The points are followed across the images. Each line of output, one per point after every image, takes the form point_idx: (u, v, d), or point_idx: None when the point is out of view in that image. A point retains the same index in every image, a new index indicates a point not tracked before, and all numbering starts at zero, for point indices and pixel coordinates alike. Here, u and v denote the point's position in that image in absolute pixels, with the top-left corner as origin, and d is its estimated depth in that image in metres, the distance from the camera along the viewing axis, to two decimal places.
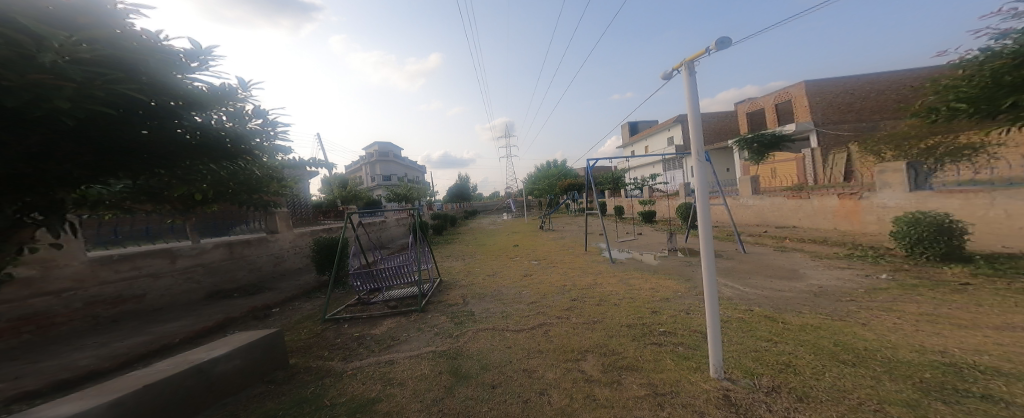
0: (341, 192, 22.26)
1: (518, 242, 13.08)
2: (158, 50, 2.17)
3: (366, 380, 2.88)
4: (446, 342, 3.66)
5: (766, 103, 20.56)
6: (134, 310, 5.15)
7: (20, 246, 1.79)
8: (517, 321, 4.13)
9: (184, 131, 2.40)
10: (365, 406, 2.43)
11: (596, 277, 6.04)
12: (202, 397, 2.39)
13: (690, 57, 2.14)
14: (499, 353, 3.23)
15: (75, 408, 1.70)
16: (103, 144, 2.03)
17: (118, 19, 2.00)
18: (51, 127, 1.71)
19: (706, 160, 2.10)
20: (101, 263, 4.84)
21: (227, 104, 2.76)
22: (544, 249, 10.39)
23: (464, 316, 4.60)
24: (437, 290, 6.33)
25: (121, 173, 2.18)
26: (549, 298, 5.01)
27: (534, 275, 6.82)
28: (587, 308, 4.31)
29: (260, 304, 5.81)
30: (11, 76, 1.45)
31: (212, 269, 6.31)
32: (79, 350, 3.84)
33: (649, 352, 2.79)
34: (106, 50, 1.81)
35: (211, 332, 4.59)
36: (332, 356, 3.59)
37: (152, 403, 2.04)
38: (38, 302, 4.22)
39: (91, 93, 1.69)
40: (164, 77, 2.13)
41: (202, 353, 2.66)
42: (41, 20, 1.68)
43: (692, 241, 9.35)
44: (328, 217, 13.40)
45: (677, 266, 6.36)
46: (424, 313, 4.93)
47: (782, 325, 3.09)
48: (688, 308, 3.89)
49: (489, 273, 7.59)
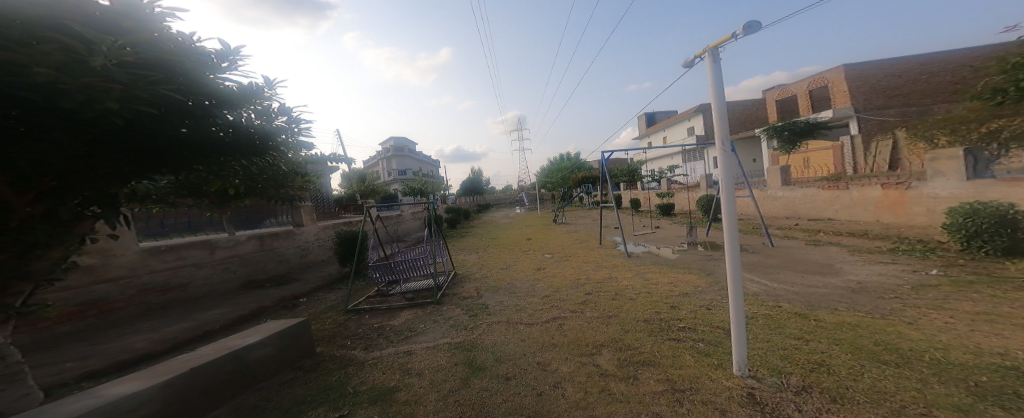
0: (360, 187, 22.98)
1: (530, 235, 13.14)
2: (193, 53, 2.24)
3: (385, 370, 2.96)
4: (461, 334, 3.72)
5: (798, 90, 19.74)
6: (181, 298, 5.45)
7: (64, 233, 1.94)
8: (531, 315, 4.15)
9: (216, 129, 2.49)
10: (384, 395, 2.50)
11: (610, 271, 5.97)
12: (238, 383, 2.50)
13: (714, 43, 2.06)
14: (514, 346, 3.26)
15: (133, 387, 1.85)
16: (145, 142, 2.14)
17: (158, 23, 2.08)
18: (98, 125, 1.80)
19: (733, 150, 2.01)
20: (151, 254, 5.12)
21: (255, 102, 2.72)
22: (557, 242, 10.40)
23: (479, 309, 4.64)
24: (452, 283, 6.43)
25: (164, 169, 2.35)
26: (563, 292, 5.01)
27: (548, 269, 6.84)
28: (601, 302, 4.29)
29: (289, 294, 6.02)
30: (69, 79, 1.53)
31: (247, 261, 6.56)
32: (136, 333, 4.10)
33: (666, 348, 2.75)
34: (146, 53, 1.89)
35: (247, 320, 4.79)
36: (353, 345, 3.70)
37: (198, 384, 2.19)
38: (99, 288, 4.52)
39: (138, 95, 1.76)
40: (200, 79, 2.21)
41: (238, 339, 2.79)
42: (89, 25, 1.75)
43: (711, 235, 9.18)
44: (348, 211, 13.77)
45: (698, 260, 6.23)
46: (439, 306, 5.01)
47: (815, 323, 2.99)
48: (709, 303, 3.81)
49: (502, 266, 7.65)
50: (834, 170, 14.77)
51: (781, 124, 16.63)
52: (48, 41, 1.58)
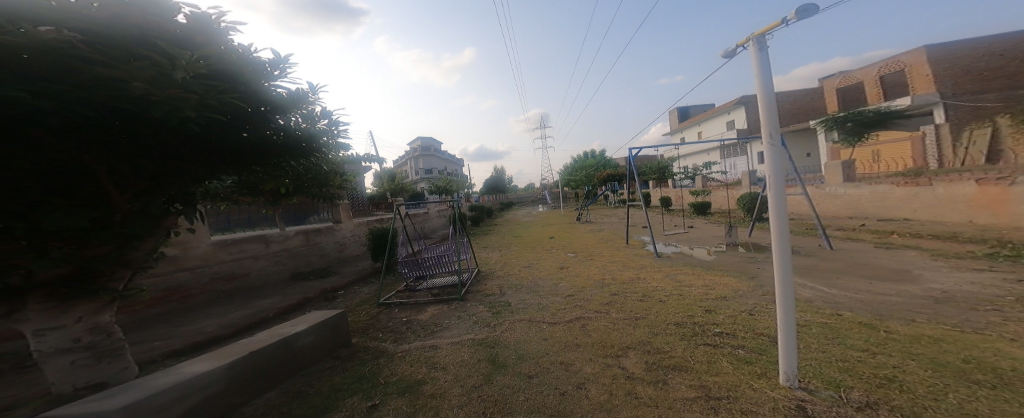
0: (390, 185, 23.79)
1: (553, 233, 13.05)
2: (253, 62, 2.47)
3: (412, 363, 3.04)
4: (484, 331, 3.74)
5: (866, 77, 18.41)
6: (243, 287, 5.92)
7: (156, 228, 2.31)
8: (554, 314, 4.11)
9: (279, 135, 2.73)
10: (411, 387, 2.57)
11: (638, 271, 5.81)
12: (287, 367, 2.71)
13: (760, 31, 1.92)
14: (536, 344, 3.24)
15: (203, 367, 2.15)
16: (214, 147, 2.40)
17: (224, 37, 2.33)
18: (179, 131, 2.04)
19: (783, 144, 1.87)
20: (219, 246, 5.64)
21: (302, 107, 2.87)
22: (581, 241, 10.26)
23: (501, 306, 4.66)
24: (475, 280, 6.52)
25: (231, 170, 2.69)
26: (587, 292, 4.92)
27: (571, 268, 6.76)
28: (628, 303, 4.17)
29: (329, 287, 6.33)
30: (157, 91, 1.78)
31: (295, 254, 7.02)
32: (207, 318, 4.53)
33: (700, 353, 2.64)
34: (216, 64, 2.12)
35: (295, 309, 5.10)
36: (384, 337, 3.83)
37: (255, 367, 2.44)
38: (179, 276, 5.04)
39: (210, 103, 1.97)
40: (259, 87, 2.42)
41: (287, 327, 2.99)
42: (171, 42, 2.02)
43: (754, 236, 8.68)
44: (379, 209, 14.31)
45: (738, 262, 5.93)
46: (463, 302, 5.07)
47: (886, 335, 2.74)
48: (751, 308, 3.61)
49: (524, 264, 7.65)
50: (913, 164, 13.23)
51: (843, 115, 15.42)
52: (141, 58, 1.86)
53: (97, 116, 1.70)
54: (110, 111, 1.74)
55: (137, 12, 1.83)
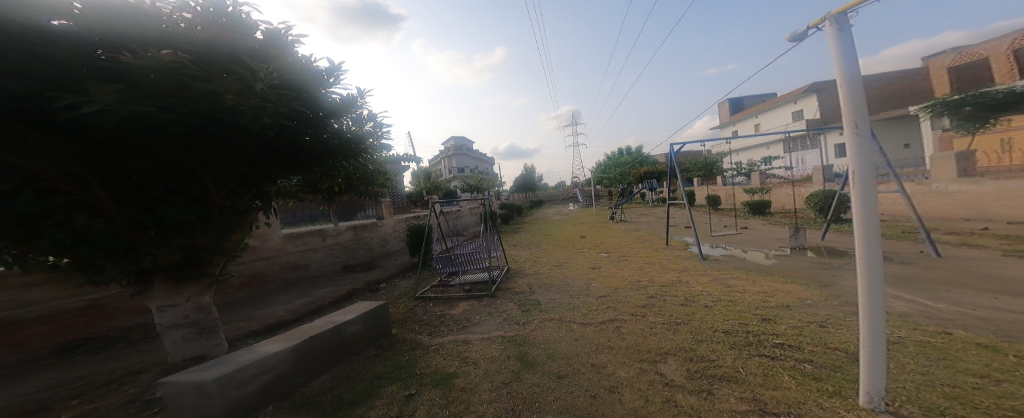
0: (427, 184, 24.69)
1: (585, 232, 12.79)
2: (315, 71, 2.71)
3: (446, 356, 3.10)
4: (513, 329, 3.74)
5: (992, 52, 14.45)
6: (304, 276, 6.52)
7: (238, 222, 2.80)
8: (585, 315, 4.01)
9: (332, 136, 2.97)
10: (445, 379, 2.64)
11: (679, 274, 5.52)
12: (340, 352, 3.00)
13: (842, 7, 1.72)
14: (566, 344, 3.18)
15: (273, 349, 2.53)
16: (283, 150, 2.82)
17: (292, 50, 2.63)
18: (257, 135, 2.37)
19: (872, 135, 1.64)
20: (289, 239, 6.28)
21: (353, 111, 3.05)
22: (615, 241, 9.97)
23: (531, 304, 4.64)
24: (505, 277, 6.55)
25: (295, 171, 3.12)
26: (621, 294, 4.76)
27: (604, 268, 6.57)
28: (667, 308, 3.98)
29: (373, 279, 6.69)
30: (243, 102, 2.07)
31: (347, 248, 7.55)
32: (275, 305, 5.06)
33: (756, 365, 2.45)
34: (286, 75, 2.38)
35: (344, 299, 5.46)
36: (420, 330, 3.96)
37: (313, 350, 2.75)
38: (258, 264, 5.69)
39: (281, 111, 2.26)
40: (318, 94, 2.67)
41: (337, 315, 3.25)
42: (253, 56, 2.34)
43: (827, 238, 7.79)
44: (417, 207, 14.92)
45: (806, 267, 5.38)
46: (493, 299, 5.12)
47: (1016, 360, 2.28)
48: (824, 320, 3.22)
49: (555, 263, 7.56)
50: None
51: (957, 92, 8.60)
52: (230, 71, 2.17)
53: (200, 124, 2.02)
54: (205, 116, 2.02)
55: (228, 33, 2.20)
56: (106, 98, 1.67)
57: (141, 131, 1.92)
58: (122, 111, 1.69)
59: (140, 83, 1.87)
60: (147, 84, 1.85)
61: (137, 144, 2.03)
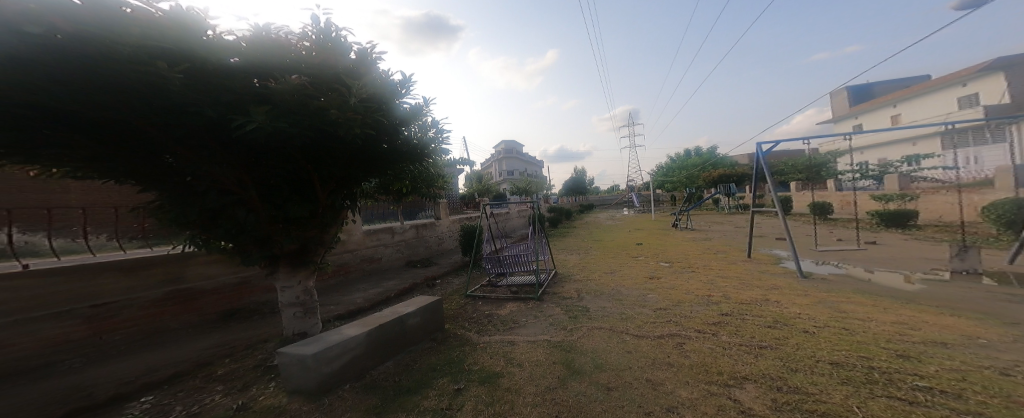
0: (478, 186, 25.40)
1: (643, 240, 11.99)
2: (394, 85, 3.22)
3: (492, 355, 3.20)
4: (559, 334, 3.63)
5: None
6: (376, 269, 7.09)
7: (330, 219, 3.53)
8: (639, 326, 3.74)
9: (403, 142, 3.49)
10: (491, 378, 2.75)
11: (767, 292, 4.83)
12: (403, 340, 3.32)
13: None
14: (618, 356, 2.99)
15: (353, 332, 2.89)
16: (365, 156, 3.39)
17: (378, 68, 3.15)
18: (348, 141, 2.95)
19: None
20: (368, 234, 6.92)
21: (421, 120, 3.53)
22: (677, 250, 9.18)
23: (579, 311, 4.43)
24: (553, 282, 6.41)
25: (374, 174, 3.70)
26: (686, 307, 4.35)
27: (664, 279, 6.08)
28: (746, 327, 3.51)
29: (429, 275, 7.04)
30: (341, 113, 2.63)
31: (409, 245, 8.08)
32: (352, 293, 5.65)
33: (874, 406, 2.02)
34: (371, 90, 2.90)
35: (404, 293, 5.84)
36: (469, 327, 4.08)
37: (383, 338, 3.08)
38: (344, 256, 6.35)
39: (366, 121, 2.79)
40: (394, 106, 3.18)
41: (401, 306, 3.59)
42: (351, 74, 2.91)
43: (1018, 263, 5.90)
44: (469, 208, 15.39)
45: (969, 297, 4.21)
46: (540, 302, 5.01)
47: None
48: (1003, 368, 2.42)
49: (607, 270, 7.23)
50: None
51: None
52: (334, 88, 2.77)
53: (312, 136, 2.72)
54: (316, 129, 2.70)
55: (333, 57, 2.77)
56: (261, 118, 2.32)
57: (277, 142, 2.69)
58: (268, 127, 2.36)
59: (278, 103, 2.53)
60: (284, 103, 2.53)
61: (271, 150, 2.91)
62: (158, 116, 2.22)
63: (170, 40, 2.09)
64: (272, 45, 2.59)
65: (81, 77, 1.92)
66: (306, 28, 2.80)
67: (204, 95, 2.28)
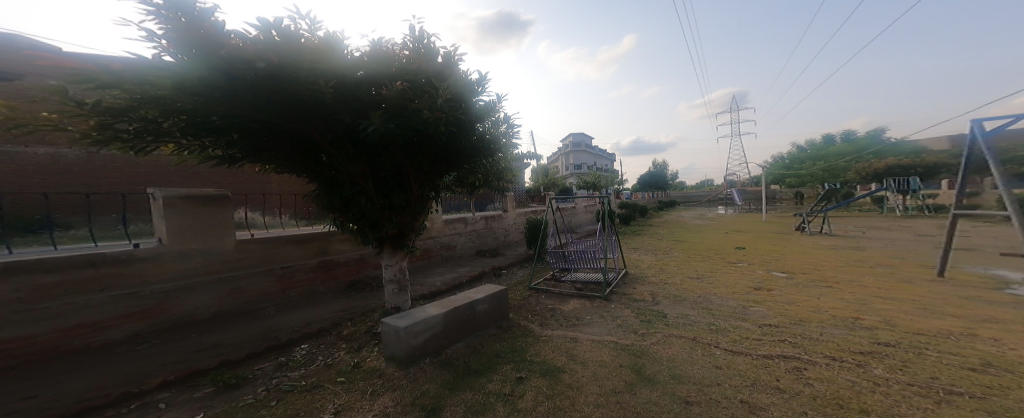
0: (544, 180, 24.92)
1: (734, 243, 10.51)
2: (473, 85, 3.42)
3: (554, 349, 3.36)
4: (630, 337, 3.58)
5: None
6: (452, 256, 7.54)
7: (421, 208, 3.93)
8: (734, 341, 3.37)
9: (478, 137, 3.73)
10: (551, 371, 2.90)
11: (961, 323, 3.68)
12: (471, 324, 3.62)
13: None
14: (701, 369, 2.80)
15: (432, 312, 3.25)
16: (446, 151, 3.69)
17: (459, 69, 3.38)
18: (432, 137, 3.27)
19: None
20: (447, 223, 7.39)
21: (492, 115, 3.70)
22: (782, 259, 7.82)
23: (653, 316, 4.21)
24: (623, 282, 6.11)
25: (452, 168, 4.00)
26: (802, 327, 3.69)
27: (769, 291, 5.24)
28: (919, 362, 2.78)
29: (496, 264, 7.35)
30: (429, 113, 2.92)
31: (480, 234, 8.44)
32: (433, 275, 6.19)
33: None
34: (454, 90, 3.13)
35: (475, 279, 6.23)
36: (533, 319, 4.27)
37: (454, 321, 3.40)
38: (427, 243, 6.88)
39: (449, 119, 3.05)
40: (472, 105, 3.40)
41: (471, 293, 3.90)
42: (437, 76, 3.19)
43: None
44: (534, 201, 15.31)
45: None
46: (607, 302, 4.91)
47: None
48: None
49: (687, 274, 6.58)
50: None
51: None
52: (422, 89, 3.10)
53: (408, 134, 3.10)
54: (412, 128, 3.07)
55: (423, 62, 3.07)
56: (375, 121, 2.73)
57: (384, 141, 3.12)
58: (383, 128, 2.79)
59: (385, 106, 2.93)
60: (390, 107, 2.92)
61: (378, 150, 3.36)
62: (306, 115, 2.88)
63: (314, 56, 2.54)
64: (383, 56, 2.98)
65: (277, 102, 2.70)
66: (406, 38, 3.20)
67: (343, 103, 2.94)
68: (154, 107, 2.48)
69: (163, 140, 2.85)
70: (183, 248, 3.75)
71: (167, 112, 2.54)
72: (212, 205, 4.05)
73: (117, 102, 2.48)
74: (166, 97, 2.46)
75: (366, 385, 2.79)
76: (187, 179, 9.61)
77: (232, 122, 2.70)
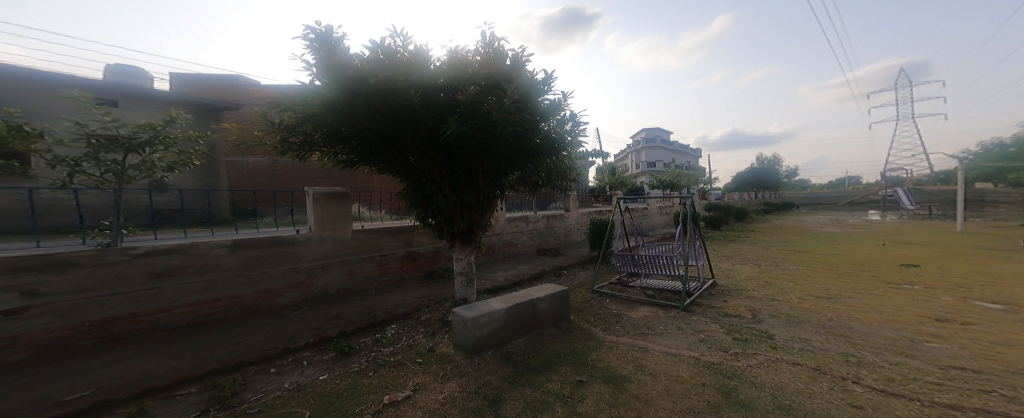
0: (612, 178, 23.23)
1: (859, 258, 8.43)
2: (538, 84, 3.31)
3: (619, 356, 3.06)
4: (717, 355, 3.06)
5: None
6: (512, 253, 7.46)
7: (489, 206, 3.88)
8: (883, 380, 2.56)
9: (543, 137, 3.57)
10: (615, 379, 2.62)
11: None
12: (531, 322, 3.48)
13: None
14: (823, 404, 2.21)
15: (495, 306, 3.21)
16: (513, 152, 3.61)
17: (525, 70, 3.30)
18: (500, 137, 3.22)
19: None
20: (510, 220, 7.35)
21: (558, 114, 3.50)
22: (939, 282, 5.94)
23: (749, 335, 3.54)
24: (706, 293, 5.29)
25: (517, 167, 3.91)
26: (993, 375, 2.65)
27: (927, 323, 3.95)
28: None
29: (557, 264, 7.12)
30: (499, 115, 2.88)
31: (541, 233, 8.22)
32: (495, 270, 6.25)
33: None
34: (521, 91, 3.06)
35: (536, 278, 6.12)
36: (594, 322, 3.99)
37: (515, 317, 3.29)
38: (491, 239, 6.94)
39: (516, 120, 2.98)
40: (539, 106, 3.27)
41: (531, 290, 3.76)
42: (505, 77, 3.16)
43: None
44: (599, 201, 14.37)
45: None
46: (685, 313, 4.34)
47: None
48: None
49: (793, 290, 5.42)
50: None
51: None
52: (492, 94, 3.10)
53: (479, 137, 3.10)
54: (483, 131, 3.06)
55: (491, 65, 3.08)
56: (453, 125, 2.78)
57: (460, 144, 3.20)
58: (458, 132, 2.81)
59: (460, 110, 2.97)
60: (464, 110, 2.94)
61: (452, 150, 3.42)
62: (394, 123, 3.06)
63: (405, 72, 2.76)
64: (456, 63, 3.07)
65: (381, 112, 2.95)
66: (477, 45, 3.26)
67: (428, 108, 2.96)
68: (309, 123, 2.96)
69: (315, 149, 3.51)
70: (323, 233, 4.58)
71: (311, 125, 3.01)
72: (344, 201, 4.82)
73: (290, 120, 3.14)
74: (316, 113, 2.86)
75: (437, 368, 2.85)
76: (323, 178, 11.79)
77: (348, 131, 3.09)
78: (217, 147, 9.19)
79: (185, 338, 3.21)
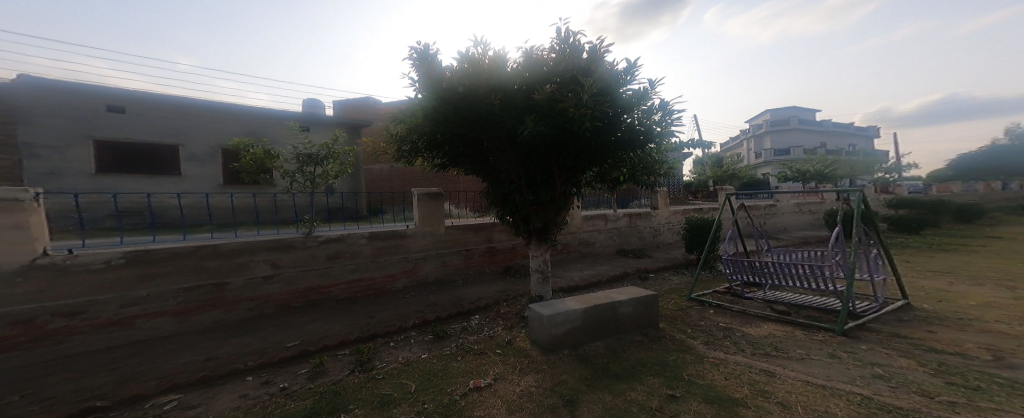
0: (717, 171, 19.85)
1: None
2: (620, 76, 3.03)
3: (729, 376, 2.48)
4: (885, 391, 2.16)
5: None
6: (590, 252, 7.08)
7: (565, 204, 3.73)
8: None
9: (624, 130, 3.23)
10: (724, 401, 2.10)
11: None
12: (614, 325, 3.17)
13: None
14: None
15: (572, 306, 3.03)
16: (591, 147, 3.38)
17: (606, 61, 3.06)
18: (576, 134, 3.06)
19: None
20: (587, 218, 6.98)
21: (641, 105, 3.14)
22: None
23: (953, 374, 2.40)
24: (878, 315, 3.97)
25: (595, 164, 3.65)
26: None
27: None
28: None
29: (642, 266, 6.44)
30: (575, 112, 2.74)
31: (622, 233, 7.59)
32: (572, 269, 6.02)
33: None
34: (599, 85, 2.86)
35: (617, 280, 5.67)
36: (693, 335, 3.44)
37: (592, 320, 3.04)
38: (568, 238, 6.71)
39: (593, 117, 2.80)
40: (620, 99, 3.01)
41: (613, 292, 3.43)
42: (582, 71, 3.02)
43: None
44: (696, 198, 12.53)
45: None
46: (818, 335, 3.38)
47: None
48: None
49: (1009, 318, 3.73)
50: None
51: None
52: (570, 91, 2.97)
53: (555, 135, 3.01)
54: (559, 128, 2.96)
55: (568, 61, 2.98)
56: (528, 125, 2.76)
57: (536, 144, 3.13)
58: (536, 131, 2.77)
59: (536, 109, 2.94)
60: (540, 109, 2.89)
61: (529, 151, 3.36)
62: (476, 127, 3.21)
63: (488, 78, 2.87)
64: (533, 62, 3.06)
65: (468, 119, 3.10)
66: (553, 41, 3.16)
67: (507, 109, 3.00)
68: (415, 133, 3.46)
69: (417, 155, 3.92)
70: (423, 229, 5.07)
71: (413, 132, 3.45)
72: (440, 200, 5.27)
73: (402, 131, 3.64)
74: (419, 121, 3.28)
75: (516, 361, 2.85)
76: (424, 179, 13.30)
77: (438, 137, 3.37)
78: (358, 158, 11.23)
79: (342, 308, 4.03)
